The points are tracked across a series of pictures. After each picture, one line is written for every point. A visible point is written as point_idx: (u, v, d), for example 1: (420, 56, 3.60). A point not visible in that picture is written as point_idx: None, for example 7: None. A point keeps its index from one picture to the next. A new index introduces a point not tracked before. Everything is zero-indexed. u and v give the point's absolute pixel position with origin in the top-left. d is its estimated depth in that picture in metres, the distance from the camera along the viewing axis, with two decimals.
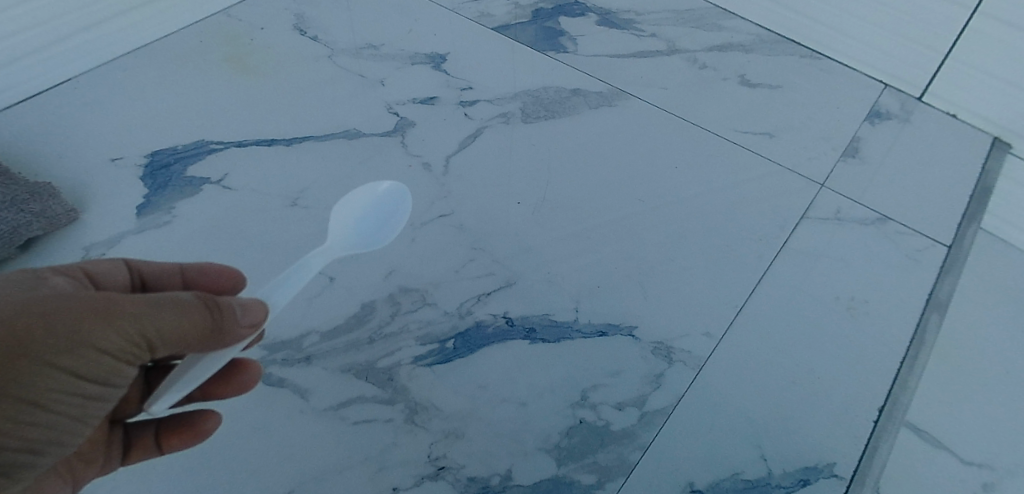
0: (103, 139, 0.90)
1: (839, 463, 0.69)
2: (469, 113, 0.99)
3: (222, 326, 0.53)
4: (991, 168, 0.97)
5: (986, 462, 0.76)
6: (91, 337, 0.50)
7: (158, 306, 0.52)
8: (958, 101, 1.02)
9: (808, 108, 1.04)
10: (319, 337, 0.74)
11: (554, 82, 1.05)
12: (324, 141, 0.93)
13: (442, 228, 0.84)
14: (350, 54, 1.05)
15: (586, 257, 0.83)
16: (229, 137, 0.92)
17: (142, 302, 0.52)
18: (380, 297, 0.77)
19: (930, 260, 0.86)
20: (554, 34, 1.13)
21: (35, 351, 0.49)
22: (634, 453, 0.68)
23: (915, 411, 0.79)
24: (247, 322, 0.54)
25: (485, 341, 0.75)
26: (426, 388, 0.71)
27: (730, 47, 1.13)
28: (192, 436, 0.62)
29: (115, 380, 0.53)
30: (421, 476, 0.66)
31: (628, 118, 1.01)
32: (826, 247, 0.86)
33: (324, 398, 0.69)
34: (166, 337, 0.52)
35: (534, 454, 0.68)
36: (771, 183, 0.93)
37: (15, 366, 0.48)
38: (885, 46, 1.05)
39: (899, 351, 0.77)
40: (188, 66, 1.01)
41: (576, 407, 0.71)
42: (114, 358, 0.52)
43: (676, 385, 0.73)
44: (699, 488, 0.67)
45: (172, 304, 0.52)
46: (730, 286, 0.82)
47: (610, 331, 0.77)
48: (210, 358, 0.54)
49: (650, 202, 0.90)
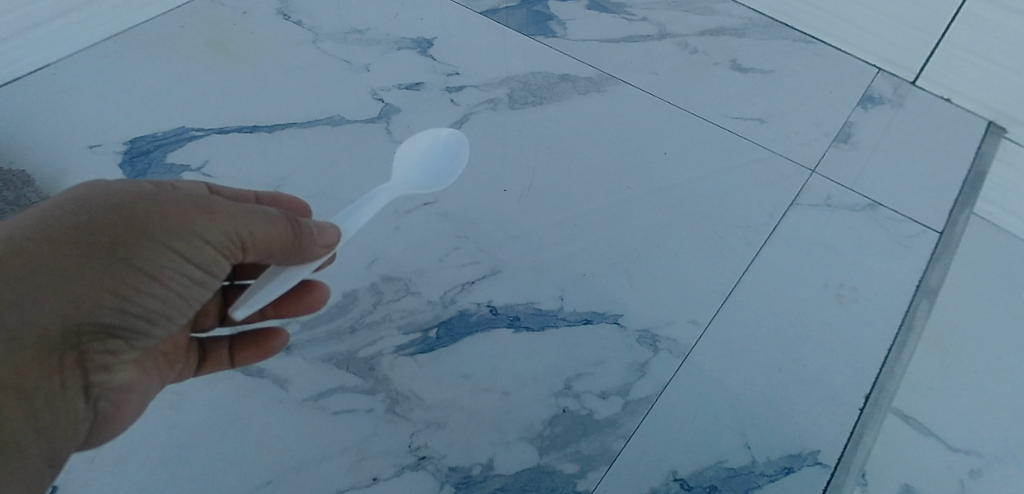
0: (82, 126, 0.89)
1: (823, 451, 0.69)
2: (455, 99, 0.97)
3: (302, 241, 0.57)
4: (985, 152, 0.96)
5: (973, 448, 0.75)
6: (198, 228, 0.53)
7: (251, 214, 0.55)
8: (952, 85, 1.00)
9: (799, 92, 1.02)
10: (300, 327, 0.73)
11: (542, 67, 1.03)
12: (307, 127, 0.91)
13: (426, 215, 0.83)
14: (335, 39, 1.04)
15: (572, 244, 0.82)
16: (211, 124, 0.90)
17: (244, 207, 0.55)
18: (363, 286, 0.76)
19: (920, 246, 0.85)
20: (543, 18, 1.11)
21: (151, 232, 0.52)
22: (617, 442, 0.68)
23: (902, 398, 0.79)
24: (325, 241, 0.58)
25: (468, 329, 0.74)
26: (408, 377, 0.70)
27: (721, 31, 1.11)
28: (263, 351, 0.67)
29: (212, 274, 0.56)
30: (401, 465, 0.65)
31: (616, 103, 0.99)
32: (815, 233, 0.85)
33: (305, 387, 0.69)
34: (263, 243, 0.56)
35: (516, 444, 0.67)
36: (760, 169, 0.92)
37: (134, 242, 0.51)
38: (878, 29, 1.03)
39: (887, 339, 0.76)
40: (169, 52, 0.99)
41: (559, 396, 0.70)
42: (216, 249, 0.55)
43: (661, 373, 0.72)
44: (682, 476, 0.66)
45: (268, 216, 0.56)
46: (717, 273, 0.81)
47: (595, 319, 0.76)
48: (288, 272, 0.58)
49: (638, 188, 0.89)
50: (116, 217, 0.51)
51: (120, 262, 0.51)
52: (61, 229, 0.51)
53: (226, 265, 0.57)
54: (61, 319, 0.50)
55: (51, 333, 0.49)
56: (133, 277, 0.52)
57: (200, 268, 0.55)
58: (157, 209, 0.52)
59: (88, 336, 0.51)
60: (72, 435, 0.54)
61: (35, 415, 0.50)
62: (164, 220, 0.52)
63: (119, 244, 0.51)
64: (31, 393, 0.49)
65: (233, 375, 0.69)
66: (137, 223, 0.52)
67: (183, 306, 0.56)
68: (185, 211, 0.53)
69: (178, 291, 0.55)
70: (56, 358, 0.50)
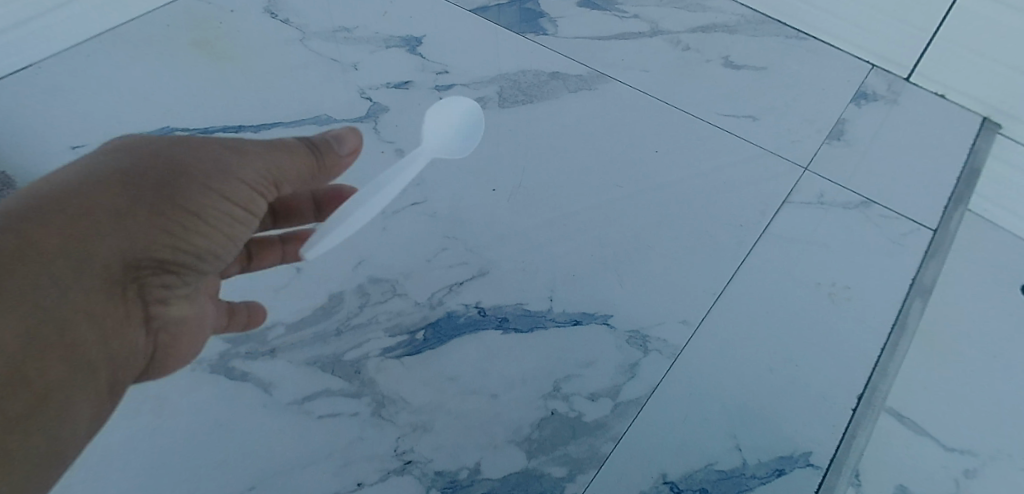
0: (65, 127, 0.88)
1: (815, 452, 0.68)
2: (445, 98, 0.96)
3: (328, 163, 0.59)
4: (980, 149, 0.95)
5: (967, 448, 0.74)
6: (233, 164, 0.54)
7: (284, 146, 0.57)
8: (946, 80, 0.99)
9: (792, 89, 1.01)
10: (285, 330, 0.72)
11: (532, 65, 1.02)
12: (294, 127, 0.90)
13: (414, 215, 0.82)
14: (323, 38, 1.02)
15: (561, 244, 0.81)
16: (195, 124, 0.89)
17: (276, 143, 0.57)
18: (349, 288, 0.75)
19: (914, 244, 0.84)
20: (533, 15, 1.10)
21: (191, 172, 0.52)
22: (606, 444, 0.67)
23: (896, 397, 0.78)
24: (349, 148, 0.60)
25: (456, 331, 0.73)
26: (394, 380, 0.69)
27: (713, 28, 1.10)
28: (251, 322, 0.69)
29: (250, 210, 0.57)
30: (387, 470, 0.64)
31: (607, 101, 0.98)
32: (807, 232, 0.84)
33: (289, 391, 0.68)
34: (295, 173, 0.57)
35: (503, 447, 0.66)
36: (752, 167, 0.91)
37: (175, 180, 0.51)
38: (871, 25, 1.02)
39: (880, 338, 0.76)
40: (154, 52, 0.98)
41: (548, 399, 0.69)
42: (252, 185, 0.55)
43: (651, 374, 0.72)
44: (672, 479, 0.66)
45: (284, 147, 0.57)
46: (708, 272, 0.80)
47: (585, 320, 0.75)
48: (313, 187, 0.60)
49: (629, 187, 0.88)
50: (158, 161, 0.52)
51: (166, 201, 0.51)
52: (108, 174, 0.50)
53: (262, 203, 0.58)
54: (120, 252, 0.49)
55: (111, 266, 0.49)
56: (177, 211, 0.51)
57: (239, 202, 0.55)
58: (191, 151, 0.53)
59: (146, 270, 0.52)
60: (126, 372, 0.53)
61: (106, 341, 0.49)
62: (203, 160, 0.53)
63: (164, 183, 0.51)
64: (98, 319, 0.49)
65: (216, 378, 0.68)
66: (178, 163, 0.52)
67: (225, 241, 0.57)
68: (216, 148, 0.54)
69: (219, 227, 0.55)
70: (114, 294, 0.50)
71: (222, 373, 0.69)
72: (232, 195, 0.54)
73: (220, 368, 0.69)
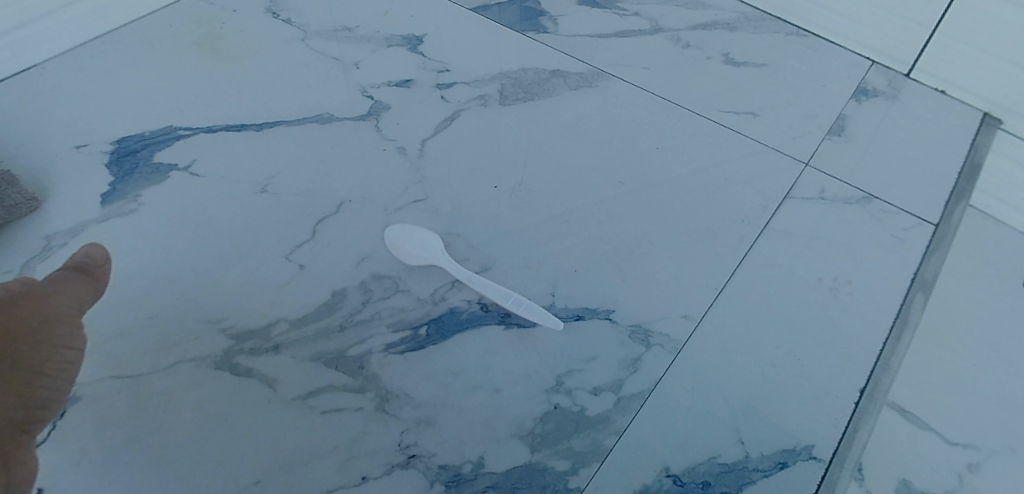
0: (68, 126, 0.88)
1: (818, 445, 0.68)
2: (446, 96, 0.97)
3: (98, 274, 0.68)
4: (981, 144, 0.95)
5: (970, 442, 0.74)
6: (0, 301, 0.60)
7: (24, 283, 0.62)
8: (946, 76, 1.00)
9: (793, 86, 1.02)
10: (288, 325, 0.72)
11: (533, 63, 1.03)
12: (296, 125, 0.91)
13: (416, 212, 0.83)
14: (325, 37, 1.03)
15: (563, 240, 0.81)
16: (198, 123, 0.90)
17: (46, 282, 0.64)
18: (352, 284, 0.76)
19: (915, 239, 0.84)
20: (534, 14, 1.10)
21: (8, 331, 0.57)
22: (610, 438, 0.67)
23: (899, 392, 0.78)
24: (99, 255, 0.68)
25: (459, 327, 0.73)
26: (397, 376, 0.69)
27: (714, 25, 1.10)
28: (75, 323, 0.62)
29: (75, 344, 0.61)
30: (391, 464, 0.64)
31: (608, 98, 0.98)
32: (809, 227, 0.84)
33: (293, 387, 0.68)
34: (72, 304, 0.64)
35: (506, 441, 0.67)
36: (753, 162, 0.91)
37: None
38: (870, 21, 1.02)
39: (882, 332, 0.76)
40: (157, 52, 0.99)
41: (551, 393, 0.69)
42: (71, 327, 0.62)
43: (654, 369, 0.72)
44: (675, 472, 0.66)
45: (61, 291, 0.64)
46: (710, 267, 0.80)
47: (587, 315, 0.75)
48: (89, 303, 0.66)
49: (630, 183, 0.88)
50: None
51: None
52: None
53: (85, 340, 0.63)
54: None
55: None
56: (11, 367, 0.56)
57: (70, 345, 0.61)
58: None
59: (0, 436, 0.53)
60: None
61: None
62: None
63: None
64: None
65: (220, 374, 0.68)
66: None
67: (67, 388, 0.59)
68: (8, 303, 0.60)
69: (55, 374, 0.58)
70: None
71: (226, 368, 0.69)
72: (60, 341, 0.60)
73: (224, 364, 0.69)
